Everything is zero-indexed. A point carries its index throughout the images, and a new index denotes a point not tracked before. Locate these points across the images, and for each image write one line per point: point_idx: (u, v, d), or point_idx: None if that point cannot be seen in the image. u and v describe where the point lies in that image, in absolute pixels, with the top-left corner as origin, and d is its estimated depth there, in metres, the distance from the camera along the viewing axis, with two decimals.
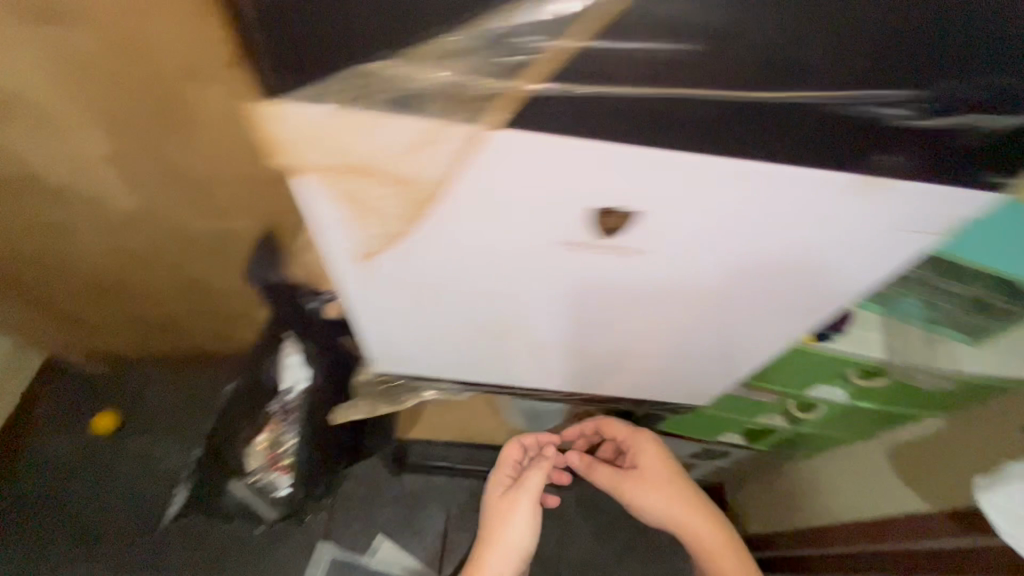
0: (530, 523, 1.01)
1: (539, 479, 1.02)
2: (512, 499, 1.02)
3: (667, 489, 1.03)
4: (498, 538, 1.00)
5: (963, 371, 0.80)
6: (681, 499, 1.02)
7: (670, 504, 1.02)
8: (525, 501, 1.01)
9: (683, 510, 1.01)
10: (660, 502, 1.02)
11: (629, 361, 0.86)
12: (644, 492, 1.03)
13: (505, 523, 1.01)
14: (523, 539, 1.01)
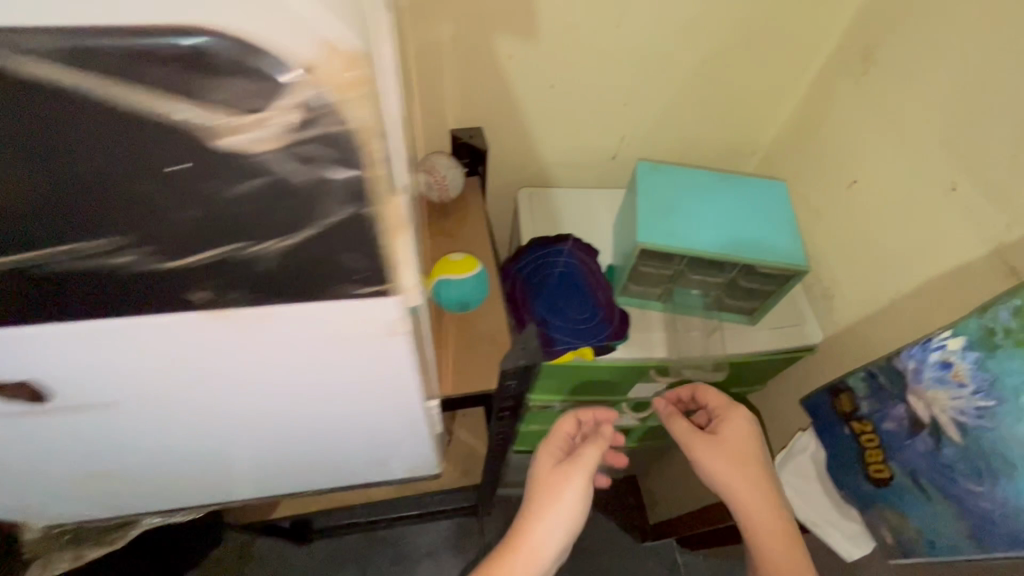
0: (580, 500, 0.66)
1: (597, 454, 0.68)
2: (562, 477, 0.67)
3: (748, 432, 0.68)
4: (530, 513, 0.65)
5: (749, 352, 0.81)
6: (764, 472, 0.66)
7: (756, 500, 0.64)
8: (579, 475, 0.67)
9: (750, 479, 0.66)
10: (737, 469, 0.66)
11: (270, 455, 0.64)
12: (726, 462, 0.67)
13: (563, 488, 0.66)
14: (569, 533, 0.65)
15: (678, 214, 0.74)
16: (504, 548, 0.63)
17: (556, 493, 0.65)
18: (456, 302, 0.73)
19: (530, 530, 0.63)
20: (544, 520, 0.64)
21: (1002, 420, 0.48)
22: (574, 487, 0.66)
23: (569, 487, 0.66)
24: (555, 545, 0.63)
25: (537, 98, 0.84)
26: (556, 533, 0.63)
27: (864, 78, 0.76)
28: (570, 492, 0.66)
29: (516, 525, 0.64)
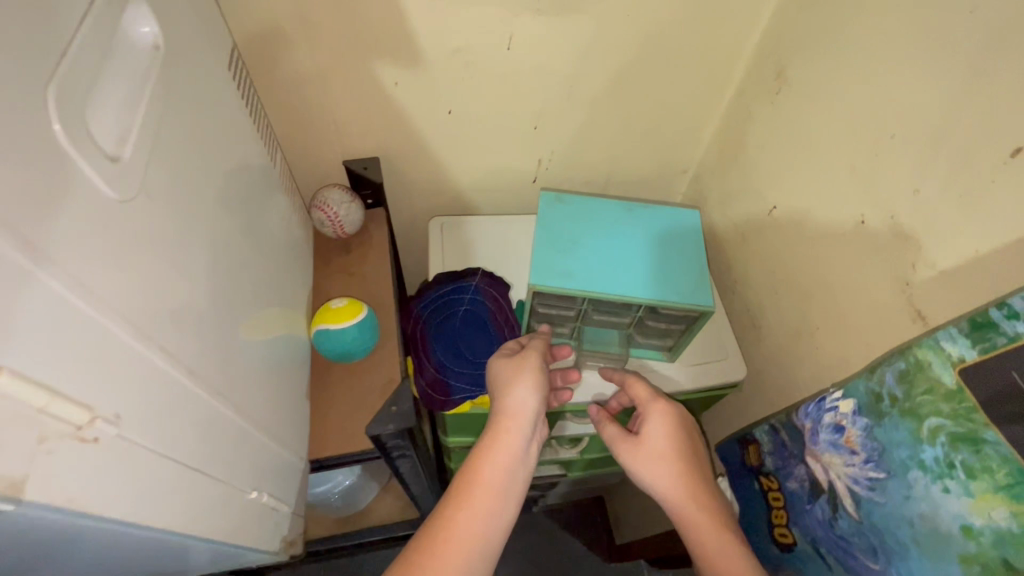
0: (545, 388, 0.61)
1: (544, 344, 0.66)
2: (513, 365, 0.62)
3: (669, 413, 0.61)
4: (502, 400, 0.60)
5: (668, 393, 0.76)
6: (692, 439, 0.60)
7: (687, 469, 0.58)
8: (534, 358, 0.63)
9: (680, 447, 0.59)
10: (672, 433, 0.60)
11: None
12: (664, 423, 0.60)
13: (518, 375, 0.61)
14: (539, 401, 0.60)
15: (576, 251, 0.68)
16: (478, 450, 0.56)
17: (511, 389, 0.60)
18: (343, 353, 0.68)
19: (507, 427, 0.58)
20: (518, 415, 0.58)
21: (891, 495, 0.43)
22: (529, 373, 0.61)
23: (524, 374, 0.61)
24: (532, 411, 0.59)
25: (437, 126, 0.78)
26: (527, 410, 0.59)
27: (778, 99, 0.71)
28: (525, 383, 0.60)
29: (489, 432, 0.58)
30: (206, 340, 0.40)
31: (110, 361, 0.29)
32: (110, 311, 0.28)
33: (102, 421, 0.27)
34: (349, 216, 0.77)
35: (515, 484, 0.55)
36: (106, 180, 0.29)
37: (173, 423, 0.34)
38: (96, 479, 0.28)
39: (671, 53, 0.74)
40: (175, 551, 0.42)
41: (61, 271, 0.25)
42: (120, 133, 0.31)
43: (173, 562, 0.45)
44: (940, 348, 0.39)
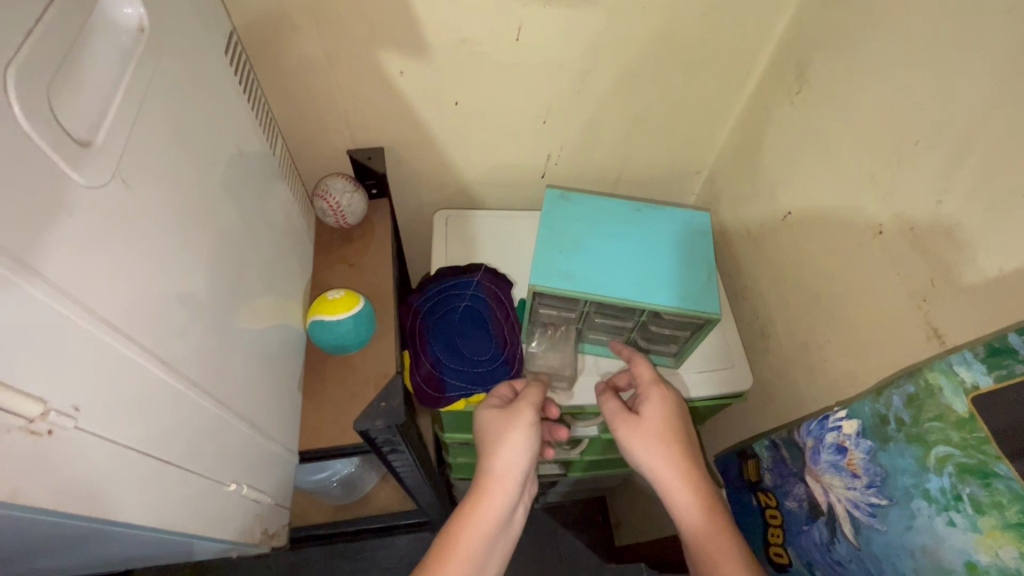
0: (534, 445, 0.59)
1: (541, 393, 0.62)
2: (505, 418, 0.59)
3: (666, 398, 0.58)
4: (488, 458, 0.57)
5: None
6: (686, 428, 0.58)
7: (686, 456, 0.55)
8: (527, 412, 0.59)
9: (678, 433, 0.57)
10: (672, 418, 0.57)
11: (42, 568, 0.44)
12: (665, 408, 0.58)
13: (508, 431, 0.58)
14: (528, 461, 0.57)
15: (580, 252, 0.66)
16: (458, 514, 0.54)
17: (496, 449, 0.57)
18: (338, 346, 0.67)
19: (488, 493, 0.55)
20: (502, 478, 0.56)
21: (892, 523, 0.41)
22: (520, 430, 0.58)
23: (515, 431, 0.58)
24: (520, 473, 0.56)
25: (443, 118, 0.77)
26: (513, 473, 0.56)
27: (798, 99, 0.67)
28: (513, 440, 0.58)
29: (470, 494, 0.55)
30: (190, 329, 0.39)
31: (70, 354, 0.28)
32: (73, 303, 0.28)
33: (56, 414, 0.27)
34: (351, 206, 0.76)
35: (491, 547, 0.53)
36: (73, 168, 0.28)
37: (143, 414, 0.34)
38: (46, 473, 0.28)
39: (686, 50, 0.71)
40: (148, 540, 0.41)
41: (18, 263, 0.24)
42: (94, 118, 0.30)
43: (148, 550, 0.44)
44: (952, 372, 0.37)
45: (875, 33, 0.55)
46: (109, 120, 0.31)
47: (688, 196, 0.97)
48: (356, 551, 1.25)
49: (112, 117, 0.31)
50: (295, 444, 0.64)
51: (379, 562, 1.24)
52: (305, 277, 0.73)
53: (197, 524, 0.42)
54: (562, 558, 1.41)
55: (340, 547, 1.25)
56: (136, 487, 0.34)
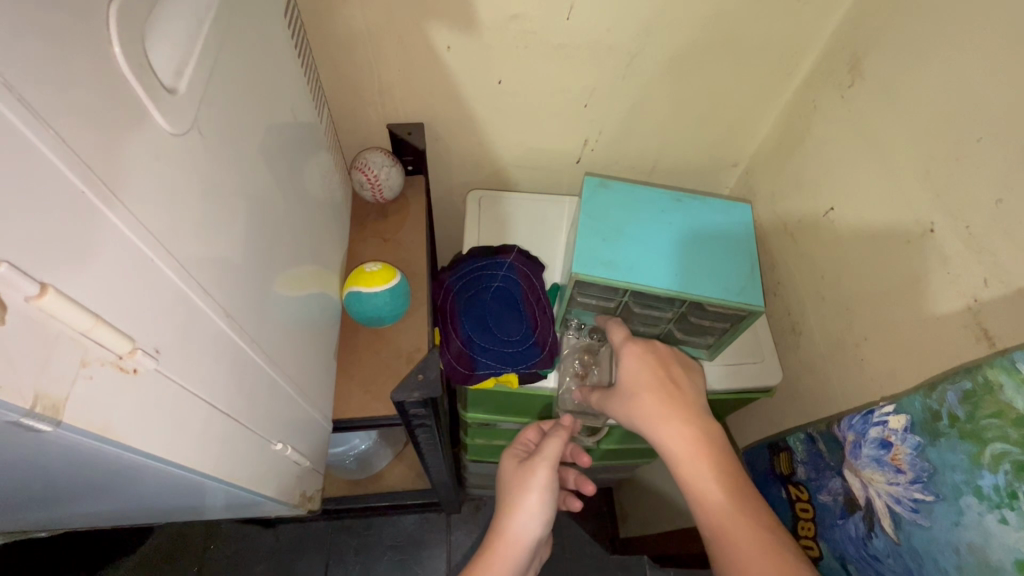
0: (549, 505, 0.60)
1: (560, 444, 0.61)
2: (524, 478, 0.60)
3: (641, 354, 0.59)
4: (504, 517, 0.59)
5: None
6: (678, 381, 0.57)
7: (682, 412, 0.55)
8: (543, 471, 0.60)
9: (660, 381, 0.57)
10: (647, 371, 0.58)
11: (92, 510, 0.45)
12: (649, 368, 0.58)
13: (524, 491, 0.59)
14: (542, 523, 0.59)
15: (622, 240, 0.66)
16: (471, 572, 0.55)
17: (512, 509, 0.59)
18: (373, 318, 0.68)
19: (502, 554, 0.56)
20: (515, 540, 0.57)
21: (937, 520, 0.40)
22: (538, 492, 0.59)
23: (532, 493, 0.59)
24: (532, 535, 0.58)
25: (485, 96, 0.76)
26: (526, 535, 0.58)
27: (849, 93, 0.66)
28: (529, 503, 0.59)
29: (484, 550, 0.57)
30: (241, 286, 0.39)
31: (151, 294, 0.28)
32: (154, 244, 0.28)
33: (143, 353, 0.27)
34: (389, 180, 0.76)
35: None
36: (158, 112, 0.28)
37: (208, 363, 0.34)
38: (138, 417, 0.28)
39: (736, 38, 0.70)
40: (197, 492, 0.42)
41: (109, 197, 0.25)
42: (176, 65, 0.30)
43: (193, 500, 0.45)
44: (1014, 369, 0.36)
45: (939, 26, 0.54)
46: (189, 65, 0.31)
47: (722, 189, 0.96)
48: (362, 527, 1.26)
49: (192, 64, 0.31)
50: (330, 411, 0.65)
51: (384, 539, 1.25)
52: (341, 248, 0.73)
53: (247, 478, 0.43)
54: (565, 546, 1.42)
55: (350, 522, 1.26)
56: (204, 439, 0.35)
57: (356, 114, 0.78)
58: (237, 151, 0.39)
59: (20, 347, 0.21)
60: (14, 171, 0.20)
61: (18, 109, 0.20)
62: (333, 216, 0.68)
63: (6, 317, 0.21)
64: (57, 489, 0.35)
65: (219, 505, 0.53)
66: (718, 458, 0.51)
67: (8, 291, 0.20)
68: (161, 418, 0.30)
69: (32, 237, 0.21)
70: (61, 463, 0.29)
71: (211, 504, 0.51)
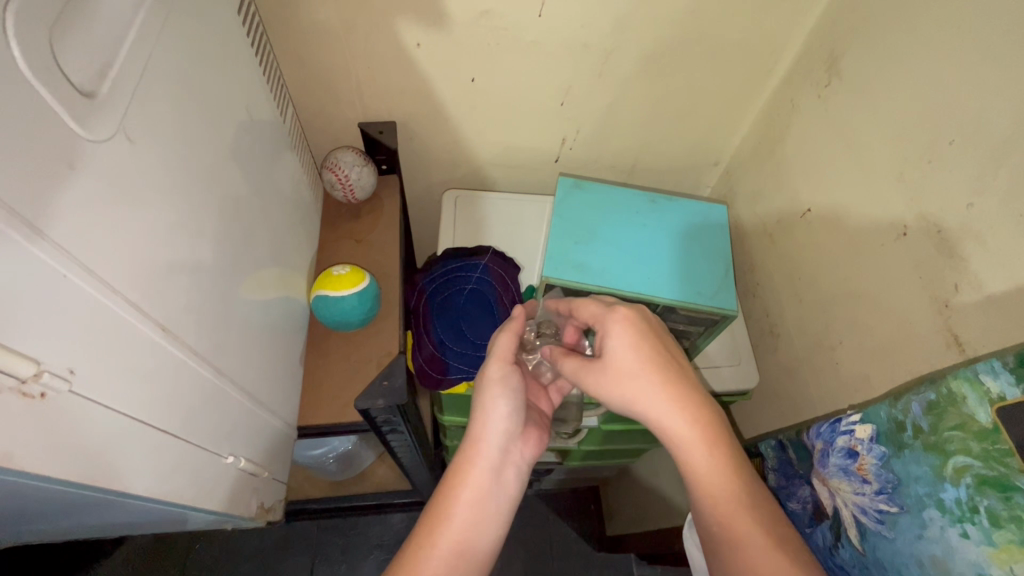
0: (518, 403, 0.56)
1: (514, 339, 0.56)
2: (481, 379, 0.56)
3: (631, 329, 0.51)
4: (472, 426, 0.55)
5: None
6: (676, 355, 0.51)
7: (688, 400, 0.49)
8: (499, 370, 0.55)
9: (652, 354, 0.50)
10: (639, 345, 0.50)
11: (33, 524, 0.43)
12: (626, 330, 0.51)
13: (484, 395, 0.55)
14: (512, 425, 0.55)
15: (594, 242, 0.65)
16: (446, 483, 0.52)
17: (477, 411, 0.55)
18: (342, 321, 0.66)
19: (473, 460, 0.53)
20: (483, 440, 0.54)
21: (901, 532, 0.40)
22: (496, 388, 0.55)
23: (492, 393, 0.55)
24: (503, 441, 0.54)
25: (459, 94, 0.75)
26: (496, 437, 0.54)
27: (826, 92, 0.65)
28: (495, 405, 0.55)
29: (458, 459, 0.53)
30: (188, 296, 0.38)
31: (62, 316, 0.27)
32: (74, 265, 0.27)
33: (50, 376, 0.26)
34: (360, 180, 0.75)
35: (489, 510, 0.51)
36: (75, 121, 0.27)
37: (138, 381, 0.33)
38: (42, 441, 0.27)
39: (713, 36, 0.69)
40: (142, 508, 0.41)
41: (18, 219, 0.23)
42: (100, 67, 0.29)
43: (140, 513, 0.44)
44: (978, 381, 0.35)
45: (914, 26, 0.53)
46: (115, 68, 0.29)
47: (704, 188, 0.95)
48: (348, 527, 1.25)
49: (118, 65, 0.30)
50: (297, 418, 0.64)
51: (370, 539, 1.24)
52: (310, 251, 0.72)
53: (192, 493, 0.42)
54: (552, 544, 1.40)
55: (336, 521, 1.25)
56: (128, 458, 0.34)
57: (328, 112, 0.76)
58: (185, 155, 0.38)
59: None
60: None
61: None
62: (299, 218, 0.67)
63: None
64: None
65: (173, 518, 0.50)
66: (724, 457, 0.47)
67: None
68: (70, 439, 0.29)
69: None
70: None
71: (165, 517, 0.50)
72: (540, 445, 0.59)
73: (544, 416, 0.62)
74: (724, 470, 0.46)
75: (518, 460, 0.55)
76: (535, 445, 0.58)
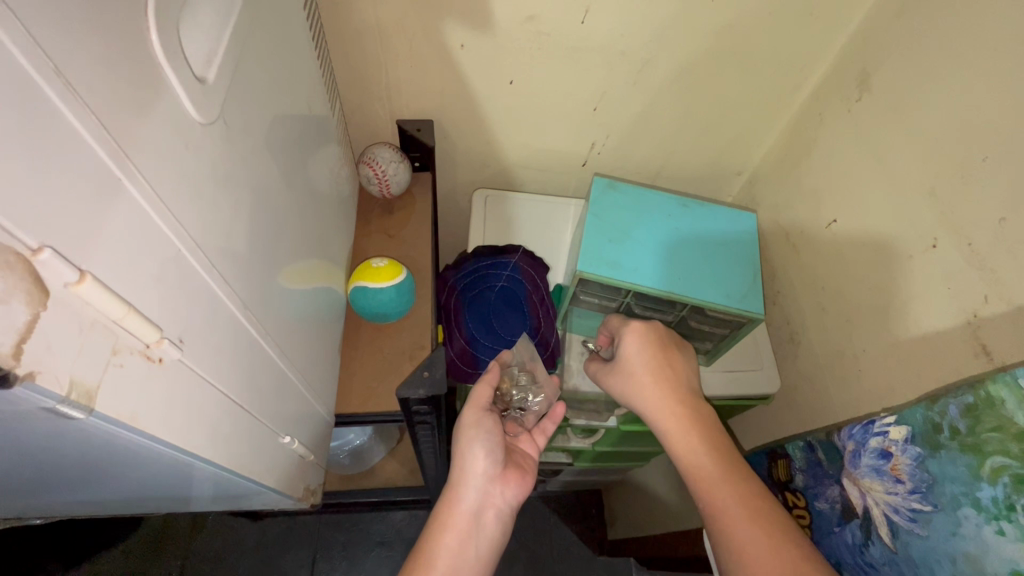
0: (497, 445, 0.59)
1: (490, 385, 0.61)
2: (458, 426, 0.60)
3: (643, 336, 0.59)
4: (452, 473, 0.58)
5: None
6: (672, 364, 0.58)
7: (675, 393, 0.56)
8: (474, 414, 0.60)
9: (658, 365, 0.57)
10: (647, 354, 0.58)
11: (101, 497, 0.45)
12: (640, 344, 0.59)
13: (464, 442, 0.59)
14: (489, 468, 0.58)
15: (626, 241, 0.66)
16: (430, 526, 0.55)
17: (457, 457, 0.59)
18: (378, 313, 0.68)
19: (455, 504, 0.56)
20: (462, 483, 0.57)
21: (935, 529, 0.41)
22: (471, 432, 0.59)
23: (470, 438, 0.58)
24: (483, 483, 0.57)
25: (497, 96, 0.76)
26: (475, 482, 0.57)
27: (857, 106, 0.67)
28: (475, 451, 0.58)
29: (442, 502, 0.57)
30: (255, 275, 0.39)
31: (176, 284, 0.28)
32: (179, 234, 0.28)
33: (168, 342, 0.27)
34: (396, 176, 0.76)
35: (471, 550, 0.54)
36: (192, 104, 0.28)
37: (225, 356, 0.34)
38: (161, 409, 0.28)
39: (748, 49, 0.71)
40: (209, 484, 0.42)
41: (139, 181, 0.24)
42: (207, 54, 0.30)
43: (202, 488, 0.45)
44: (1016, 385, 0.37)
45: (950, 46, 0.55)
46: (219, 55, 0.31)
47: (725, 197, 0.97)
48: (350, 522, 1.25)
49: (220, 54, 0.31)
50: (333, 406, 0.65)
51: (372, 535, 1.24)
52: (347, 244, 0.73)
53: (257, 469, 0.43)
54: (553, 547, 1.41)
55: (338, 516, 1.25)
56: (222, 430, 0.35)
57: (367, 109, 0.77)
58: (255, 141, 0.39)
59: (56, 334, 0.21)
60: (59, 162, 0.20)
61: (62, 92, 0.20)
62: (337, 210, 0.68)
63: (47, 303, 0.20)
64: (57, 478, 0.36)
65: (224, 495, 0.52)
66: (705, 435, 0.53)
67: (53, 275, 0.20)
68: (184, 407, 0.30)
69: (68, 219, 0.20)
70: (79, 452, 0.28)
71: (198, 499, 0.52)
72: (525, 490, 0.61)
73: (528, 458, 0.64)
74: (700, 438, 0.52)
75: (500, 501, 0.58)
76: (519, 488, 0.60)
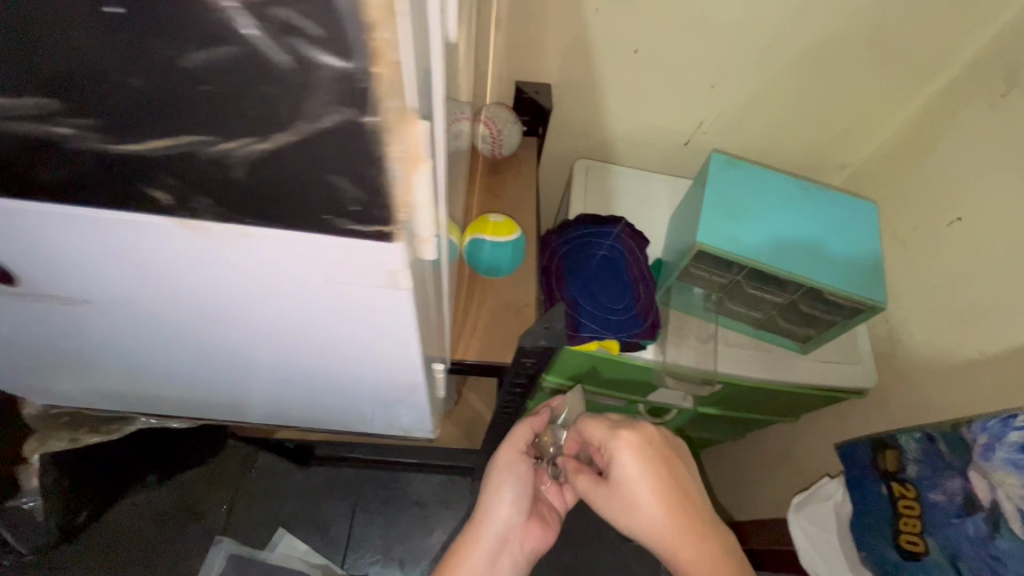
0: (523, 497, 0.61)
1: (527, 430, 0.63)
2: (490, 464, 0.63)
3: (638, 448, 0.55)
4: (477, 511, 0.62)
5: (796, 383, 0.74)
6: (677, 471, 0.55)
7: (682, 507, 0.54)
8: (506, 458, 0.62)
9: (660, 475, 0.54)
10: (651, 466, 0.54)
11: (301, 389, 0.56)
12: (637, 452, 0.55)
13: (492, 486, 0.62)
14: (512, 525, 0.61)
15: (746, 216, 0.66)
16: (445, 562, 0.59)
17: (483, 498, 0.62)
18: (491, 268, 0.72)
19: (472, 547, 0.59)
20: (482, 526, 0.60)
21: None
22: (500, 477, 0.62)
23: (498, 482, 0.61)
24: (501, 531, 0.61)
25: (617, 64, 0.76)
26: (493, 530, 0.60)
27: (1002, 102, 0.64)
28: (502, 495, 0.61)
29: (460, 539, 0.61)
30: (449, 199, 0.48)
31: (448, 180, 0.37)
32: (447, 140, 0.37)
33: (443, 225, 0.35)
34: (510, 136, 0.77)
35: None
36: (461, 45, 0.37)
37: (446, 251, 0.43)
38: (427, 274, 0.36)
39: (885, 34, 0.69)
40: (389, 383, 0.52)
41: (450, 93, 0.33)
42: None
43: (379, 392, 0.55)
44: None
45: None
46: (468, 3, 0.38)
47: None
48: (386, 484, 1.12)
49: None
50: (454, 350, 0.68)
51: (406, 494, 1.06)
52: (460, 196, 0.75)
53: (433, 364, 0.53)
54: None
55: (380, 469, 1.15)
56: (433, 316, 0.44)
57: None
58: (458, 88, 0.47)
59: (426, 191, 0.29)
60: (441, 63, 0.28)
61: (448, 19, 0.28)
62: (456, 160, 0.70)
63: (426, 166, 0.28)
64: (293, 354, 0.46)
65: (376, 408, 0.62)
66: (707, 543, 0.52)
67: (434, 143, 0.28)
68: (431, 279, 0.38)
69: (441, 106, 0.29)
70: (355, 317, 0.38)
71: (343, 404, 0.62)
72: (545, 543, 0.63)
73: (554, 511, 0.66)
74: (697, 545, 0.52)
75: (516, 554, 0.61)
76: (539, 543, 0.63)
